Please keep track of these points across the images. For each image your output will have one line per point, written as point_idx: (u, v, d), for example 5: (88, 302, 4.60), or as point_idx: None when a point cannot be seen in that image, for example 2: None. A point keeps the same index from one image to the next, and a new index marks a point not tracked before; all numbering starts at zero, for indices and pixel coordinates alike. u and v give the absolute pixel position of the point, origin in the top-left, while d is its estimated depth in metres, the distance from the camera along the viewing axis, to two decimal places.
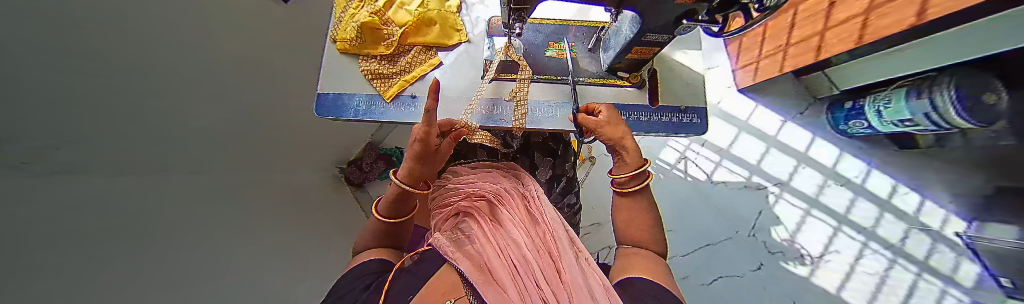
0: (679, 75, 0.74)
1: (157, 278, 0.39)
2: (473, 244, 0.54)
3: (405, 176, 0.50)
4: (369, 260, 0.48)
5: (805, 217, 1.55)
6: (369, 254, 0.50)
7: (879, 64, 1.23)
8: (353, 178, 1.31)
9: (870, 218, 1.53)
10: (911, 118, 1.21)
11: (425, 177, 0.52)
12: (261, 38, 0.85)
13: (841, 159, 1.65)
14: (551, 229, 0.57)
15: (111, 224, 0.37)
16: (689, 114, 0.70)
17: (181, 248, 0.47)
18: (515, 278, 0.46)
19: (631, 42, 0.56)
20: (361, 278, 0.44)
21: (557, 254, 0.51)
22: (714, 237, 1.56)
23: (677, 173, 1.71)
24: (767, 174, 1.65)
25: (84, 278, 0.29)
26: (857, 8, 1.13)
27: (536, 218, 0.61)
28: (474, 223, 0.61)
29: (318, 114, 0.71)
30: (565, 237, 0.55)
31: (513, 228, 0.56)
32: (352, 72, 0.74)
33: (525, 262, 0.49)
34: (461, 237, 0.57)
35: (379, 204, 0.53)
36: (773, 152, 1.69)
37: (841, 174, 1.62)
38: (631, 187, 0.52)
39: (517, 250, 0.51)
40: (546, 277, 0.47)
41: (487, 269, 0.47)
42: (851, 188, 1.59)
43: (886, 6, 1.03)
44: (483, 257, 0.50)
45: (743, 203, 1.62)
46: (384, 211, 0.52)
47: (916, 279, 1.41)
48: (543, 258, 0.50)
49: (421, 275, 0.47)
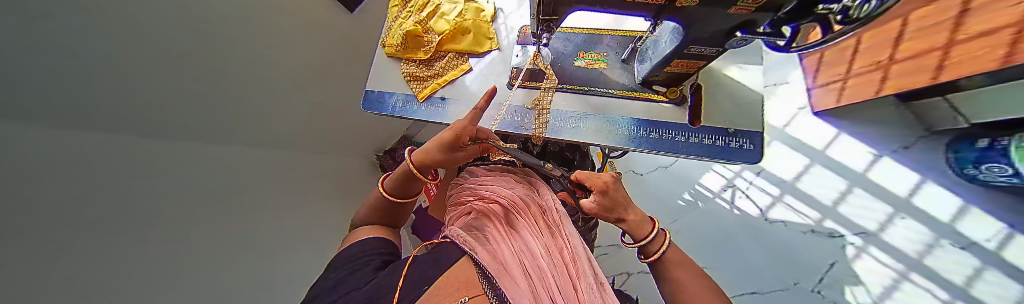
0: (729, 92, 0.65)
1: (126, 242, 0.41)
2: (490, 243, 0.52)
3: (418, 159, 0.54)
4: (369, 237, 0.50)
5: (900, 281, 1.18)
6: (364, 231, 0.53)
7: (998, 91, 1.04)
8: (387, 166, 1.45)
9: (1009, 299, 1.09)
10: None
11: (435, 165, 0.55)
12: (313, 38, 1.03)
13: (966, 214, 1.22)
14: (568, 244, 0.55)
15: (119, 183, 0.41)
16: (738, 138, 0.61)
17: (177, 212, 0.51)
18: (529, 280, 0.43)
19: (672, 55, 0.51)
20: (355, 254, 0.46)
21: (574, 272, 0.49)
22: (763, 284, 1.31)
23: (720, 203, 1.49)
24: (846, 219, 1.32)
25: (52, 232, 0.30)
26: (934, 42, 1.04)
27: (553, 230, 0.60)
28: (490, 223, 0.62)
29: (365, 109, 0.81)
30: (584, 256, 0.54)
31: (528, 235, 0.55)
32: (393, 74, 0.83)
33: (540, 272, 0.46)
34: (478, 234, 0.56)
35: (385, 180, 0.57)
36: (858, 191, 1.35)
37: (964, 234, 1.20)
38: (652, 255, 0.40)
39: (532, 259, 0.49)
40: (562, 291, 0.43)
41: (503, 267, 0.45)
42: (979, 255, 1.16)
43: (967, 44, 0.95)
44: (501, 255, 0.47)
45: (810, 250, 1.31)
46: (390, 186, 0.56)
47: None
48: (559, 271, 0.47)
49: (436, 263, 0.44)
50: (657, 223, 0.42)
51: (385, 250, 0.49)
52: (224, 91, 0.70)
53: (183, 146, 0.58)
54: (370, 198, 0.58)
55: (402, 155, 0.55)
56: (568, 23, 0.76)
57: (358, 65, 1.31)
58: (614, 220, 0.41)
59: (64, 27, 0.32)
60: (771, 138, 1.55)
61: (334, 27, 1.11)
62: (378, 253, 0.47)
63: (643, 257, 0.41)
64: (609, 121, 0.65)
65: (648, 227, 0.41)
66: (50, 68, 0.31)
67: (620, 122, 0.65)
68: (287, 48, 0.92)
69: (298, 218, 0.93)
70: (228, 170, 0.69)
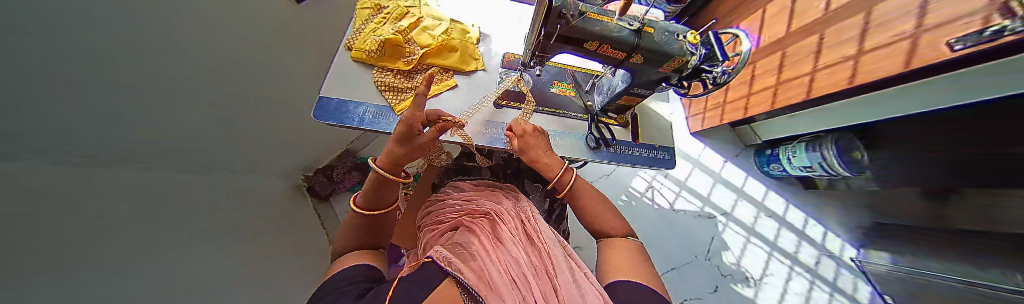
0: (652, 118, 0.90)
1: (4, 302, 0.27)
2: (477, 259, 0.55)
3: (383, 162, 0.55)
4: (352, 265, 0.46)
5: (747, 243, 1.82)
6: (347, 260, 0.48)
7: (767, 125, 1.87)
8: (320, 188, 1.39)
9: (792, 245, 1.84)
10: (811, 166, 1.64)
11: (399, 161, 0.57)
12: (264, 28, 0.84)
13: (768, 195, 2.00)
14: (548, 248, 0.62)
15: None
16: (661, 151, 0.85)
17: (16, 252, 0.32)
18: (514, 291, 0.47)
19: (621, 92, 0.69)
20: (339, 283, 0.41)
21: (552, 272, 0.55)
22: (679, 261, 1.75)
23: (646, 200, 1.92)
24: (715, 205, 1.94)
25: None
26: (743, 91, 1.73)
27: (535, 239, 0.66)
28: (475, 237, 0.64)
29: (314, 116, 0.69)
30: (562, 257, 0.61)
31: (513, 248, 0.60)
32: (363, 82, 0.75)
33: (524, 280, 0.51)
34: (462, 250, 0.57)
35: (357, 196, 0.55)
36: (720, 186, 2.01)
37: (769, 208, 1.95)
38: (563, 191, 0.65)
39: (517, 267, 0.54)
40: (544, 293, 0.49)
41: (489, 283, 0.47)
42: (777, 220, 1.91)
43: (760, 93, 1.61)
44: (487, 272, 0.50)
45: (701, 230, 1.84)
46: (362, 201, 0.54)
47: (830, 298, 1.71)
48: (541, 278, 0.53)
49: (421, 285, 0.42)
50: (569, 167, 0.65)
51: (370, 277, 0.44)
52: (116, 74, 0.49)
53: (20, 148, 0.36)
54: (343, 222, 0.54)
55: (368, 163, 0.56)
56: (557, 59, 0.91)
57: (294, 62, 1.07)
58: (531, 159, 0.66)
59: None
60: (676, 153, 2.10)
61: (274, 17, 0.87)
62: (366, 280, 0.43)
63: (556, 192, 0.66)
64: (578, 139, 0.79)
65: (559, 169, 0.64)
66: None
67: (586, 139, 0.79)
68: (216, 33, 0.71)
69: (183, 265, 0.63)
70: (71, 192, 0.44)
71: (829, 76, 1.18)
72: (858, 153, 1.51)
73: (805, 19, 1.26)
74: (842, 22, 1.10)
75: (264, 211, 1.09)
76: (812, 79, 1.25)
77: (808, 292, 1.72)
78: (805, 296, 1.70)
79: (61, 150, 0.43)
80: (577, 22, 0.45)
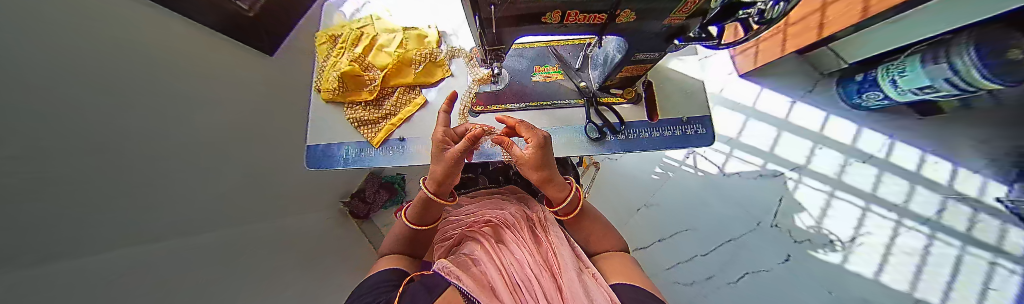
0: (676, 83, 0.69)
1: None
2: (479, 265, 0.53)
3: (431, 184, 0.50)
4: (383, 269, 0.47)
5: (830, 200, 1.43)
6: (384, 262, 0.50)
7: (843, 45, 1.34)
8: (358, 210, 1.44)
9: (900, 193, 1.39)
10: (929, 86, 1.13)
11: (443, 181, 0.49)
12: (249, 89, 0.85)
13: (861, 134, 1.50)
14: (553, 247, 0.58)
15: None
16: (692, 125, 0.66)
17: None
18: (515, 296, 0.44)
19: (621, 63, 0.52)
20: (374, 283, 0.43)
21: (557, 270, 0.52)
22: (733, 231, 1.49)
23: (687, 169, 1.62)
24: (780, 159, 1.54)
25: None
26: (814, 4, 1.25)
27: (540, 238, 0.63)
28: (477, 245, 0.61)
29: (307, 165, 0.70)
30: (569, 252, 0.54)
31: (516, 248, 0.57)
32: (337, 121, 0.73)
33: (526, 282, 0.48)
34: (466, 260, 0.56)
35: (407, 210, 0.54)
36: (786, 135, 1.57)
37: (863, 151, 1.47)
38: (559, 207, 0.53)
39: (521, 269, 0.51)
40: (550, 296, 0.46)
41: (490, 290, 0.46)
42: (876, 164, 1.45)
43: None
44: (488, 278, 0.49)
45: (763, 192, 1.52)
46: (412, 216, 0.54)
47: (961, 254, 1.28)
48: (545, 276, 0.50)
49: (430, 290, 0.42)
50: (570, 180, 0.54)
51: (400, 280, 0.45)
52: (187, 168, 0.61)
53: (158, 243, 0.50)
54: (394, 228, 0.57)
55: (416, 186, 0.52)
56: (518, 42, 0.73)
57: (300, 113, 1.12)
58: (542, 177, 0.49)
59: (26, 133, 0.27)
60: (714, 105, 1.66)
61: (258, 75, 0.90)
62: (398, 281, 0.45)
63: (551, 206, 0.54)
64: (577, 131, 0.65)
65: (565, 189, 0.51)
66: (21, 191, 0.26)
67: (586, 130, 0.64)
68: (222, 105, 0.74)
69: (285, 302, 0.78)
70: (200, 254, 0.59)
71: None
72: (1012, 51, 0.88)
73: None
74: None
75: (332, 235, 1.29)
76: None
77: (926, 249, 1.31)
78: (920, 255, 1.30)
79: (169, 244, 0.53)
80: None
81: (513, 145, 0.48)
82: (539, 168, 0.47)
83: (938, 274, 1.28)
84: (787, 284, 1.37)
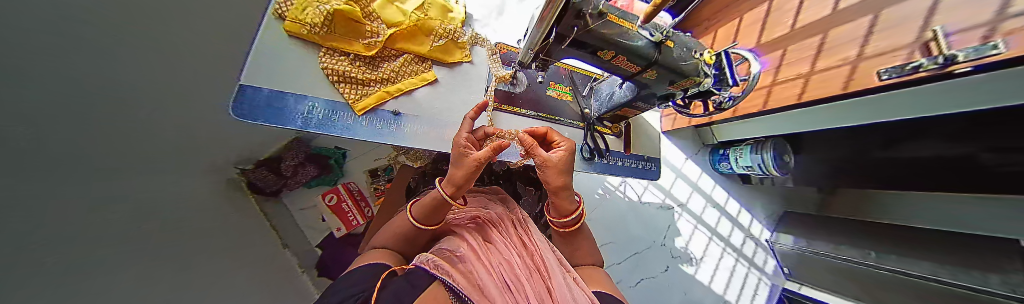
0: (643, 129, 0.89)
1: None
2: (466, 262, 0.50)
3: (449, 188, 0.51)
4: (369, 264, 0.43)
5: (695, 230, 2.08)
6: (367, 257, 0.47)
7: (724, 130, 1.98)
8: (265, 184, 1.09)
9: (728, 229, 2.11)
10: (750, 167, 1.61)
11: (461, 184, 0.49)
12: None
13: (715, 189, 2.17)
14: (537, 250, 0.59)
15: None
16: (649, 162, 0.86)
17: None
18: (507, 296, 0.43)
19: (624, 104, 0.64)
20: (365, 277, 0.39)
21: (546, 273, 0.52)
22: (640, 246, 1.95)
23: (618, 194, 2.01)
24: (674, 197, 2.12)
25: None
26: None
27: (524, 241, 0.64)
28: (462, 241, 0.58)
29: (235, 115, 0.47)
30: (554, 257, 0.56)
31: (503, 248, 0.57)
32: (299, 67, 0.56)
33: (516, 283, 0.48)
34: (451, 255, 0.52)
35: (413, 207, 0.56)
36: (680, 181, 2.15)
37: (715, 199, 2.15)
38: (558, 217, 0.59)
39: (510, 270, 0.51)
40: (538, 297, 0.46)
41: (480, 289, 0.43)
42: (720, 210, 2.14)
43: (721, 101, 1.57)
44: (478, 276, 0.46)
45: (661, 219, 2.05)
46: (415, 214, 0.54)
47: (748, 271, 2.05)
48: (533, 278, 0.50)
49: (415, 285, 0.37)
50: (577, 201, 0.59)
51: (382, 275, 0.40)
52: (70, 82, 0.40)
53: (28, 197, 0.33)
54: (394, 222, 0.57)
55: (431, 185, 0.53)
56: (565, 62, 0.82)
57: None
58: (557, 187, 0.51)
59: None
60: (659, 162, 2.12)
61: None
62: (385, 278, 0.40)
63: (553, 216, 0.60)
64: None
65: (574, 205, 0.57)
66: None
67: (581, 150, 0.74)
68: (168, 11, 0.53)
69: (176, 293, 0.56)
70: (66, 222, 0.39)
71: (783, 89, 1.05)
72: (785, 157, 1.46)
73: (805, 16, 1.01)
74: (798, 43, 1.02)
75: (230, 212, 0.94)
76: (769, 91, 1.12)
77: (733, 267, 2.04)
78: (729, 270, 2.03)
79: (34, 195, 0.34)
80: (595, 26, 0.38)
81: (540, 147, 0.51)
82: (562, 173, 0.51)
83: (735, 283, 2.01)
84: (662, 288, 1.89)
